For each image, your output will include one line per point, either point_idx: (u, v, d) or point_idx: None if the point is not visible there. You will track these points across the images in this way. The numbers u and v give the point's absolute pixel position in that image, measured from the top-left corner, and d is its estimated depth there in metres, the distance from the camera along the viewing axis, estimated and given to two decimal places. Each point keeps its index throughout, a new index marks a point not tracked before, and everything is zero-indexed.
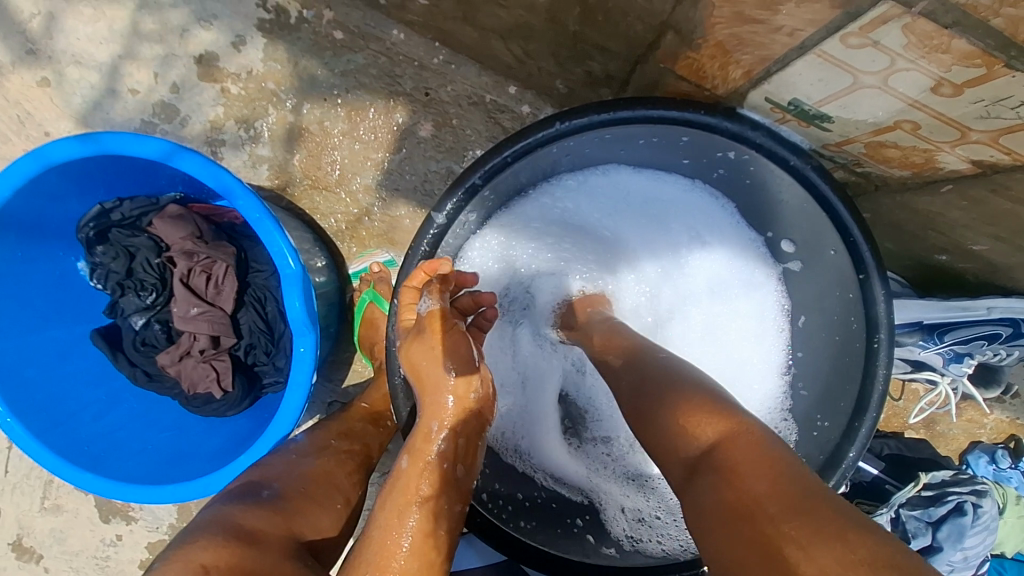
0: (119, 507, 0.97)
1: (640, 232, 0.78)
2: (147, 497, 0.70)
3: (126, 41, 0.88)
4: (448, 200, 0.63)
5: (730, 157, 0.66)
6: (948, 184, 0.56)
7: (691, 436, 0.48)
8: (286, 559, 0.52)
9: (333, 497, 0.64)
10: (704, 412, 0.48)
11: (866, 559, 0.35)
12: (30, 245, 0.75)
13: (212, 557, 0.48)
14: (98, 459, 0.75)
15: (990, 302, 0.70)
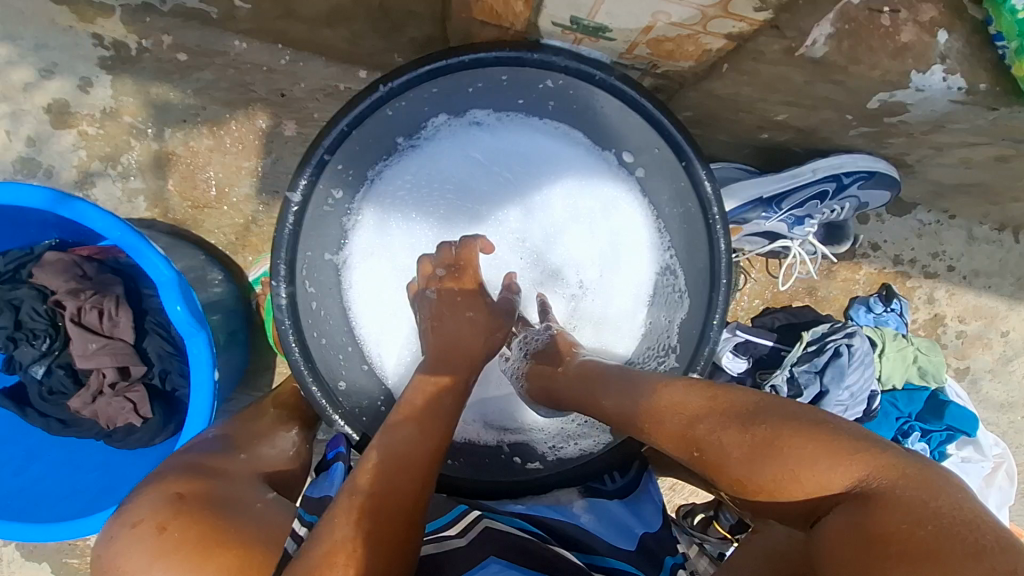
0: (76, 564, 0.98)
1: (507, 179, 0.83)
2: (76, 530, 0.71)
3: None
4: (301, 176, 0.67)
5: (550, 86, 0.73)
6: (725, 64, 0.63)
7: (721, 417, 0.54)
8: (250, 484, 0.63)
9: (283, 445, 0.74)
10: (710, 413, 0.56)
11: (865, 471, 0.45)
12: None
13: (189, 483, 0.59)
14: (31, 509, 0.77)
15: (812, 166, 0.80)
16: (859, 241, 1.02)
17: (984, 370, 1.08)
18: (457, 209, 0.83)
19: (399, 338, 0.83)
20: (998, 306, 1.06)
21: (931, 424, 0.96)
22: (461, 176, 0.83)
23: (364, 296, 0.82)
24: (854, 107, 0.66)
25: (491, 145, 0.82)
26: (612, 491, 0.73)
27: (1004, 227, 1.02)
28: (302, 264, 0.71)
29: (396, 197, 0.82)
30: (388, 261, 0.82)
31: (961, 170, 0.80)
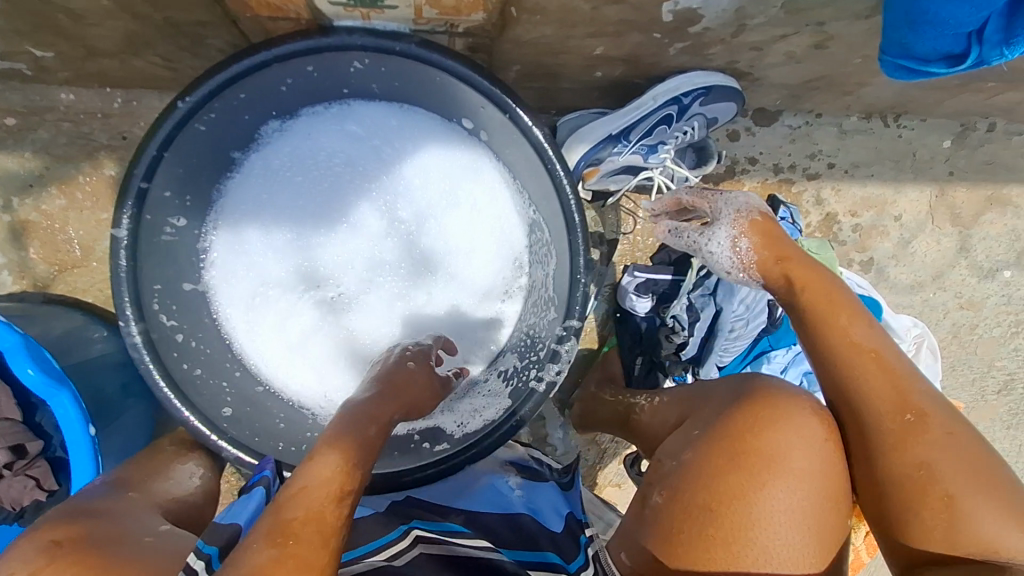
0: None
1: (352, 171, 0.85)
2: None
3: None
4: (122, 211, 0.65)
5: (362, 68, 0.72)
6: (512, 7, 0.63)
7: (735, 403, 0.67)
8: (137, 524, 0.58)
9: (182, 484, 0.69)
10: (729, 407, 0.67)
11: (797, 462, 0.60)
12: None
13: (62, 533, 0.53)
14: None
15: (651, 93, 0.81)
16: (736, 159, 1.03)
17: (887, 258, 1.10)
18: (317, 211, 0.85)
19: (289, 348, 0.84)
20: (885, 192, 1.08)
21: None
22: (312, 179, 0.85)
23: (238, 315, 0.83)
24: (654, 24, 0.67)
25: (335, 142, 0.84)
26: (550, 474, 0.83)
27: (870, 115, 1.04)
28: (151, 297, 0.69)
29: (249, 215, 0.84)
30: (261, 276, 0.84)
31: (793, 66, 0.82)
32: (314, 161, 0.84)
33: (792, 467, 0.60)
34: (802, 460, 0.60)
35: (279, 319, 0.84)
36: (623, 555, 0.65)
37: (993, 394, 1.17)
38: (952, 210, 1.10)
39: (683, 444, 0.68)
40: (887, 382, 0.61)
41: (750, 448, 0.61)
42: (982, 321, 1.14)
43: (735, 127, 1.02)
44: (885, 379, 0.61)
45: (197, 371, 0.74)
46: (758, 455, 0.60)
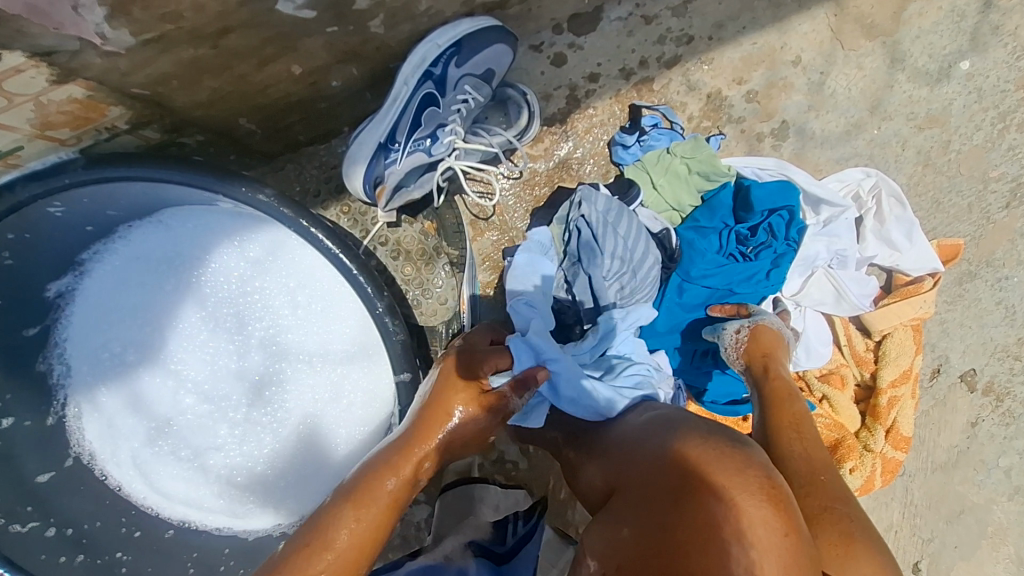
0: None
1: (170, 288, 0.78)
2: None
3: None
4: None
5: (67, 205, 0.63)
6: (132, 89, 0.52)
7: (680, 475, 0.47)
8: None
9: None
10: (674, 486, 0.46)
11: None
12: None
13: None
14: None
15: (398, 82, 0.68)
16: (573, 84, 0.86)
17: (803, 113, 0.89)
18: (155, 338, 0.79)
19: (178, 482, 0.80)
20: (769, 40, 0.87)
21: (754, 220, 0.81)
22: (134, 306, 0.78)
23: (127, 471, 0.79)
24: (306, 24, 0.53)
25: (137, 265, 0.77)
26: (512, 545, 0.72)
27: None
28: None
29: (91, 373, 0.78)
30: (128, 421, 0.80)
31: None
32: (131, 290, 0.77)
33: None
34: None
35: (161, 456, 0.80)
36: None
37: (1002, 211, 0.93)
38: (862, 23, 0.87)
39: (610, 531, 0.49)
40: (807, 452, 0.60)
41: (700, 565, 0.40)
42: (953, 134, 0.91)
43: (556, 49, 0.84)
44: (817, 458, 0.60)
45: (80, 558, 0.70)
46: None
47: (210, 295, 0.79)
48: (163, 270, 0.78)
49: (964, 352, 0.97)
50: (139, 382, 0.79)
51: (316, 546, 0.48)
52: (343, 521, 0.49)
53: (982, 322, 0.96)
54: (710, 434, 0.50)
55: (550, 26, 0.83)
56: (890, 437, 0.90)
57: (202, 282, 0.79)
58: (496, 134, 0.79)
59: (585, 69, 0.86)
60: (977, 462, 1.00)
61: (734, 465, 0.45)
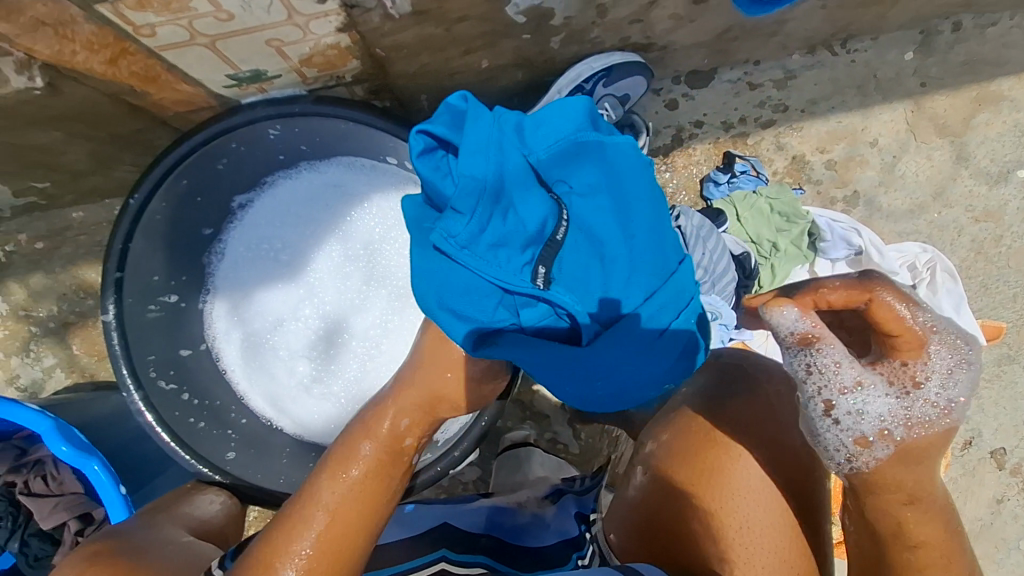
0: None
1: (319, 222, 0.91)
2: None
3: None
4: (105, 299, 0.76)
5: (282, 131, 0.79)
6: (376, 49, 0.68)
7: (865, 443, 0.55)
8: (164, 542, 0.64)
9: (210, 501, 0.77)
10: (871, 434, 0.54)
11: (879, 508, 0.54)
12: None
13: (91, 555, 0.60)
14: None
15: (553, 89, 0.84)
16: (680, 126, 1.01)
17: (874, 187, 1.03)
18: (295, 262, 0.91)
19: (270, 380, 0.92)
20: (853, 121, 1.02)
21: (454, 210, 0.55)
22: (285, 216, 0.91)
23: (241, 366, 0.92)
24: (513, 27, 0.69)
25: (298, 194, 0.90)
26: (578, 489, 0.87)
27: (814, 47, 0.99)
28: (146, 368, 0.80)
29: (233, 279, 0.91)
30: (246, 316, 0.92)
31: (691, 26, 0.81)
32: (289, 216, 0.91)
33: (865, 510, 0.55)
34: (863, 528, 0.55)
35: (264, 353, 0.92)
36: (612, 536, 0.70)
37: None
38: (936, 121, 1.02)
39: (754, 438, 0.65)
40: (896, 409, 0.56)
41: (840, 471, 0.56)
42: (1006, 230, 1.03)
43: (671, 95, 1.01)
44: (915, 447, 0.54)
45: (201, 423, 0.84)
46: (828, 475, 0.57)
47: (351, 229, 0.91)
48: (320, 204, 0.90)
49: (996, 429, 1.06)
50: (272, 295, 0.92)
51: (306, 501, 0.60)
52: (343, 478, 0.61)
53: (1015, 404, 1.05)
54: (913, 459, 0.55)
55: (670, 77, 1.00)
56: None
57: (350, 218, 0.91)
58: None
59: (694, 115, 1.01)
60: (998, 538, 1.06)
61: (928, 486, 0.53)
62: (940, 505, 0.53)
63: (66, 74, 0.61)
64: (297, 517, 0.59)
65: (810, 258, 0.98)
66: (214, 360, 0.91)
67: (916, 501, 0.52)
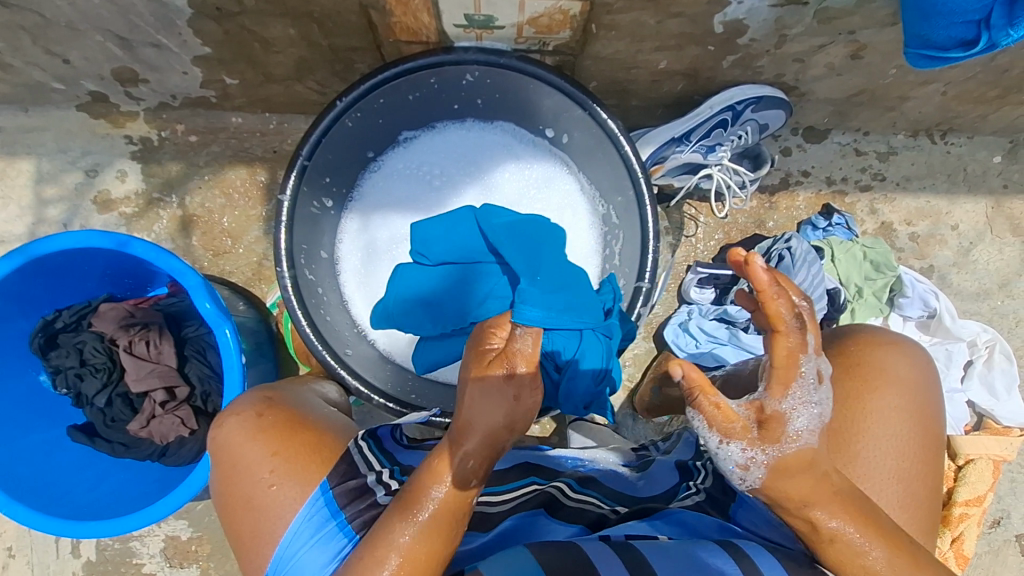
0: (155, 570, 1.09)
1: (464, 169, 1.01)
2: (139, 522, 0.86)
3: (66, 208, 1.12)
4: (288, 180, 0.84)
5: (474, 79, 0.91)
6: (593, 24, 0.80)
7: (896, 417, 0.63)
8: (318, 414, 0.69)
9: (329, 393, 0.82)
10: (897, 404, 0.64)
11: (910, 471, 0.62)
12: (11, 363, 0.95)
13: (263, 408, 0.66)
14: (86, 514, 0.91)
15: (708, 102, 0.95)
16: (789, 172, 1.13)
17: (948, 265, 1.14)
18: (434, 200, 1.01)
19: (382, 301, 1.00)
20: (939, 204, 1.14)
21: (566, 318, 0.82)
22: (435, 157, 1.01)
23: (360, 283, 1.00)
24: (708, 35, 0.81)
25: (453, 141, 1.01)
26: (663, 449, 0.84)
27: (917, 132, 1.13)
28: (298, 254, 0.87)
29: (372, 203, 1.00)
30: (375, 230, 1.00)
31: (835, 79, 0.94)
32: (441, 159, 1.01)
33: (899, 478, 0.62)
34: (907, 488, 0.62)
35: (379, 264, 1.00)
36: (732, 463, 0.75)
37: None
38: (1011, 222, 1.14)
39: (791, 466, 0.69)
40: (908, 362, 0.66)
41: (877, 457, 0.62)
42: None
43: (787, 144, 1.13)
44: (897, 417, 0.63)
45: (328, 317, 0.90)
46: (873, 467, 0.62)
47: (492, 181, 1.02)
48: (471, 154, 1.01)
49: None
50: (405, 224, 1.01)
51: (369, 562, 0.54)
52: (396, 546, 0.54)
53: None
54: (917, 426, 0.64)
55: (790, 128, 1.12)
56: (954, 546, 1.04)
57: (493, 172, 1.01)
58: (743, 171, 1.04)
59: (804, 164, 1.13)
60: None
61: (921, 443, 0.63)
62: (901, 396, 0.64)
63: None
64: (408, 510, 0.55)
65: (885, 312, 1.06)
66: (339, 271, 0.99)
67: (910, 427, 0.63)
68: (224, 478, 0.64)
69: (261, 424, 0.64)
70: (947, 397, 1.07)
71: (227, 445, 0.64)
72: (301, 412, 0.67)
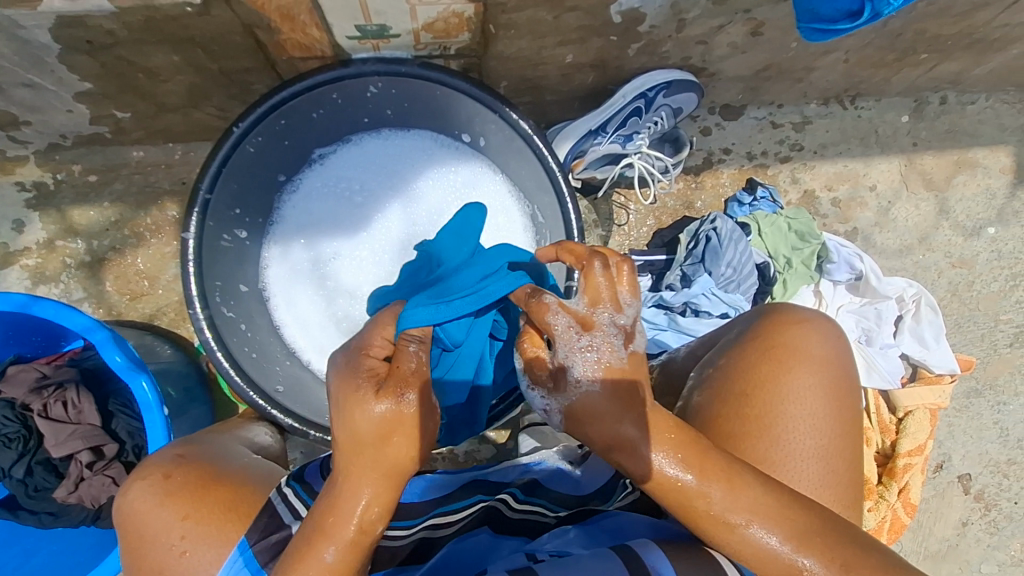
0: None
1: (382, 183, 0.98)
2: None
3: None
4: (190, 218, 0.79)
5: (379, 90, 0.87)
6: (490, 24, 0.78)
7: (806, 397, 0.63)
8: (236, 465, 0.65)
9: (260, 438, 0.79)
10: (814, 380, 0.63)
11: (828, 450, 0.62)
12: None
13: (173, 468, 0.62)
14: None
15: (619, 92, 0.95)
16: (711, 151, 1.14)
17: (870, 226, 1.17)
18: (354, 219, 0.97)
19: (313, 330, 0.97)
20: (856, 167, 1.17)
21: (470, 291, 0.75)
22: (352, 174, 0.98)
23: (287, 314, 0.96)
24: (608, 26, 0.81)
25: (368, 155, 0.98)
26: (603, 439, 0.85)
27: (828, 100, 1.15)
28: (213, 292, 0.83)
29: (289, 229, 0.96)
30: (300, 254, 0.97)
31: (741, 57, 0.95)
32: (357, 175, 0.98)
33: (815, 458, 0.62)
34: (825, 467, 0.62)
35: (306, 290, 0.97)
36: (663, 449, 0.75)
37: (1006, 348, 1.19)
38: (924, 177, 1.19)
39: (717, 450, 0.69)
40: (821, 337, 0.66)
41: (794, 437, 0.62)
42: (977, 276, 1.19)
43: (706, 123, 1.14)
44: (813, 396, 0.63)
45: (254, 354, 0.86)
46: (790, 449, 0.62)
47: (415, 193, 0.99)
48: (387, 167, 0.98)
49: (964, 456, 1.17)
50: (327, 248, 0.97)
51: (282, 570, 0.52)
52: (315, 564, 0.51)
53: (980, 435, 1.18)
54: (838, 404, 0.63)
55: (707, 107, 1.13)
56: (902, 496, 1.08)
57: (413, 183, 0.99)
58: (664, 155, 1.04)
59: (723, 142, 1.14)
60: (962, 560, 1.17)
61: (837, 418, 0.63)
62: (819, 370, 0.64)
63: None
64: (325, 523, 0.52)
65: (815, 279, 1.09)
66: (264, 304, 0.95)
67: (827, 404, 0.63)
68: (135, 547, 0.60)
69: (169, 487, 0.60)
70: (881, 353, 1.10)
71: (132, 513, 0.60)
72: (217, 467, 0.64)
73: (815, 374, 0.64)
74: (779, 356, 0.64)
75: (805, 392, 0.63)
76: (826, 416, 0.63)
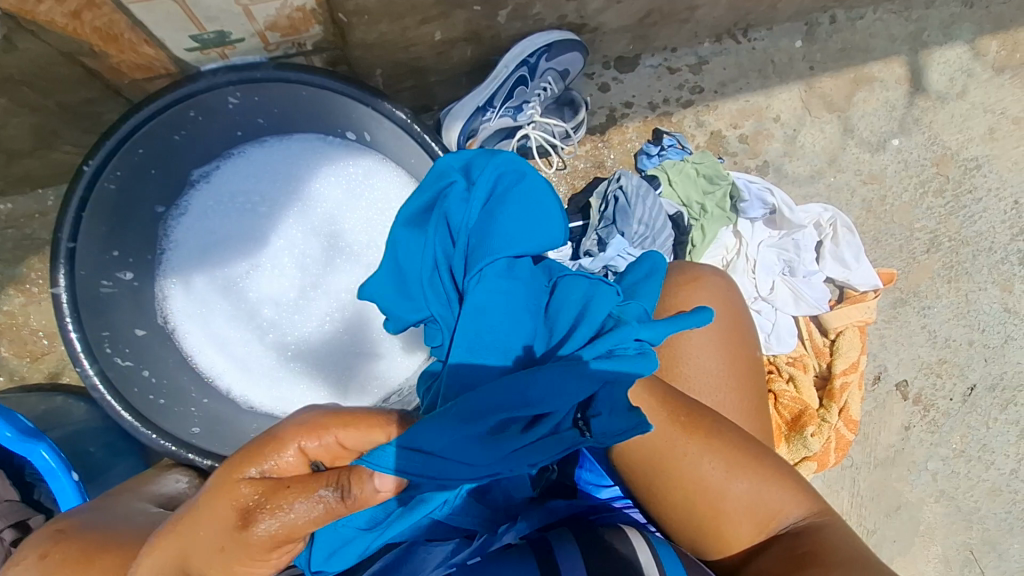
0: None
1: (275, 195, 0.93)
2: None
3: None
4: (57, 272, 0.74)
5: (241, 99, 0.81)
6: (339, 13, 0.72)
7: (700, 351, 0.73)
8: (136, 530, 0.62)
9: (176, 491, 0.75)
10: (705, 337, 0.73)
11: (727, 397, 0.72)
12: None
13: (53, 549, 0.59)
14: None
15: (500, 63, 0.91)
16: (613, 107, 1.11)
17: (780, 157, 1.18)
18: (253, 238, 0.92)
19: (229, 356, 0.92)
20: (758, 100, 1.17)
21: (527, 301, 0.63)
22: (239, 190, 0.92)
23: (198, 345, 0.91)
24: None
25: (251, 168, 0.92)
26: None
27: (720, 36, 1.14)
28: (101, 343, 0.78)
29: (186, 259, 0.91)
30: (203, 283, 0.92)
31: (618, 7, 0.92)
32: (246, 190, 0.92)
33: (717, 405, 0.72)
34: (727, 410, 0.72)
35: (216, 317, 0.92)
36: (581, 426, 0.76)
37: (924, 255, 1.22)
38: (824, 99, 1.19)
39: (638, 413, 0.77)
40: (708, 294, 0.75)
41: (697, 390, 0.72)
42: (888, 190, 1.21)
43: (603, 79, 1.11)
44: (706, 350, 0.73)
45: (163, 401, 0.82)
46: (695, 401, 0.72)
47: (310, 199, 0.94)
48: (275, 176, 0.93)
49: (899, 364, 1.21)
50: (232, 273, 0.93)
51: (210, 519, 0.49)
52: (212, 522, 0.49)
53: (910, 341, 1.22)
54: (729, 353, 0.74)
55: (601, 62, 1.11)
56: (842, 415, 1.11)
57: (305, 190, 0.94)
58: (561, 121, 1.01)
59: (624, 96, 1.11)
60: (910, 462, 1.21)
61: (730, 366, 0.74)
62: (708, 326, 0.74)
63: (25, 26, 0.61)
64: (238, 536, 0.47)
65: (732, 220, 1.09)
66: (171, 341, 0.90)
67: (718, 355, 0.73)
68: None
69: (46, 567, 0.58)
70: (806, 281, 1.11)
71: None
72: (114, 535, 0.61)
73: (705, 330, 0.74)
74: (673, 319, 0.74)
75: (699, 348, 0.73)
76: (720, 366, 0.73)
